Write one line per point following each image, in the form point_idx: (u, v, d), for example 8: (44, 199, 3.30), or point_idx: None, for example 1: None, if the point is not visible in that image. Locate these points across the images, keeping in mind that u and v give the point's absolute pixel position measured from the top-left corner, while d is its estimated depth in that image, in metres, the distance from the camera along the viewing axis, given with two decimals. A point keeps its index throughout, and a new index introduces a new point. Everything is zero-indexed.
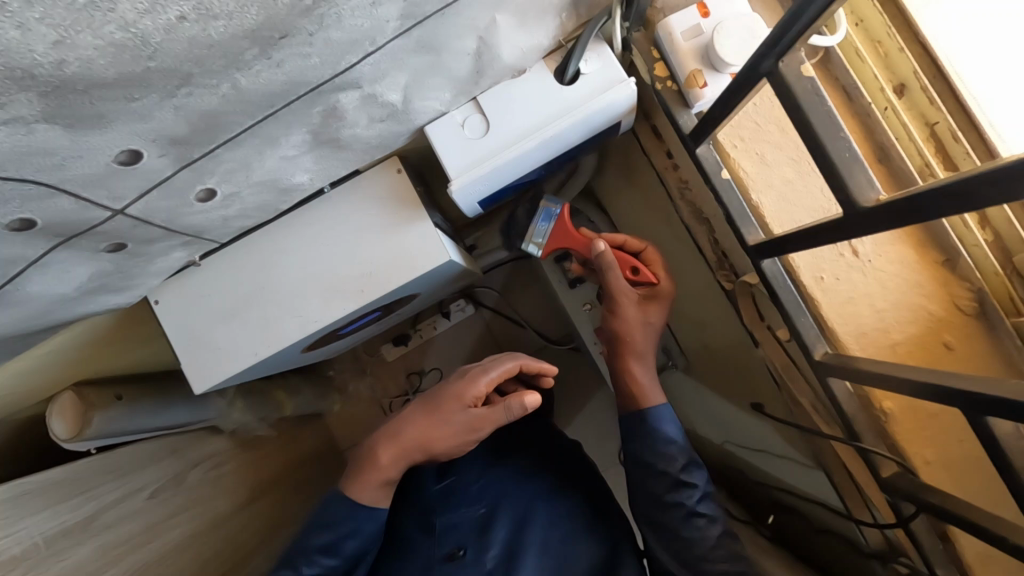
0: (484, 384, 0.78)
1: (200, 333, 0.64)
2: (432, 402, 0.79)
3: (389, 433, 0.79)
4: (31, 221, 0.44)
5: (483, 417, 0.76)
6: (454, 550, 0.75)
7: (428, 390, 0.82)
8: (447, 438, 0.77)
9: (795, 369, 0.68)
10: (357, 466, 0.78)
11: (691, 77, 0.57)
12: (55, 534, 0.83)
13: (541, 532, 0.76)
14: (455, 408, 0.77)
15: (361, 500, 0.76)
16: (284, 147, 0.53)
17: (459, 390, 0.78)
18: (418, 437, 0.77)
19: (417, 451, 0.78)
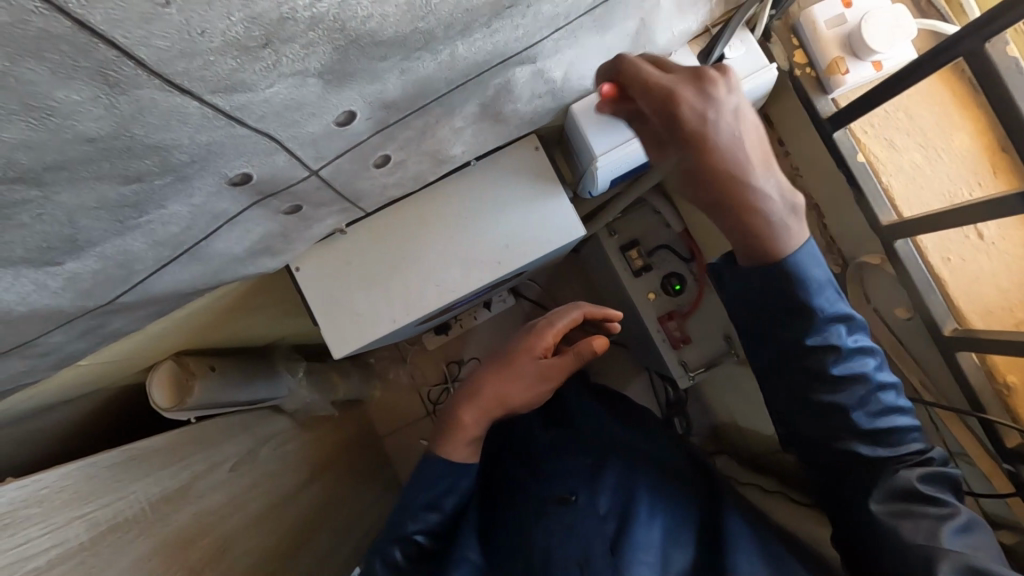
0: (552, 334, 0.79)
1: (341, 299, 0.67)
2: (503, 358, 0.79)
3: (466, 395, 0.78)
4: (248, 176, 0.46)
5: (557, 365, 0.76)
6: (566, 495, 0.78)
7: (496, 350, 0.83)
8: (524, 389, 0.77)
9: (905, 352, 0.71)
10: (441, 428, 0.79)
11: (833, 64, 0.61)
12: (160, 499, 0.85)
13: (651, 487, 0.78)
14: (527, 359, 0.77)
15: (454, 458, 0.77)
16: (457, 118, 0.56)
17: (529, 342, 0.78)
18: (496, 392, 0.77)
19: (496, 407, 0.77)
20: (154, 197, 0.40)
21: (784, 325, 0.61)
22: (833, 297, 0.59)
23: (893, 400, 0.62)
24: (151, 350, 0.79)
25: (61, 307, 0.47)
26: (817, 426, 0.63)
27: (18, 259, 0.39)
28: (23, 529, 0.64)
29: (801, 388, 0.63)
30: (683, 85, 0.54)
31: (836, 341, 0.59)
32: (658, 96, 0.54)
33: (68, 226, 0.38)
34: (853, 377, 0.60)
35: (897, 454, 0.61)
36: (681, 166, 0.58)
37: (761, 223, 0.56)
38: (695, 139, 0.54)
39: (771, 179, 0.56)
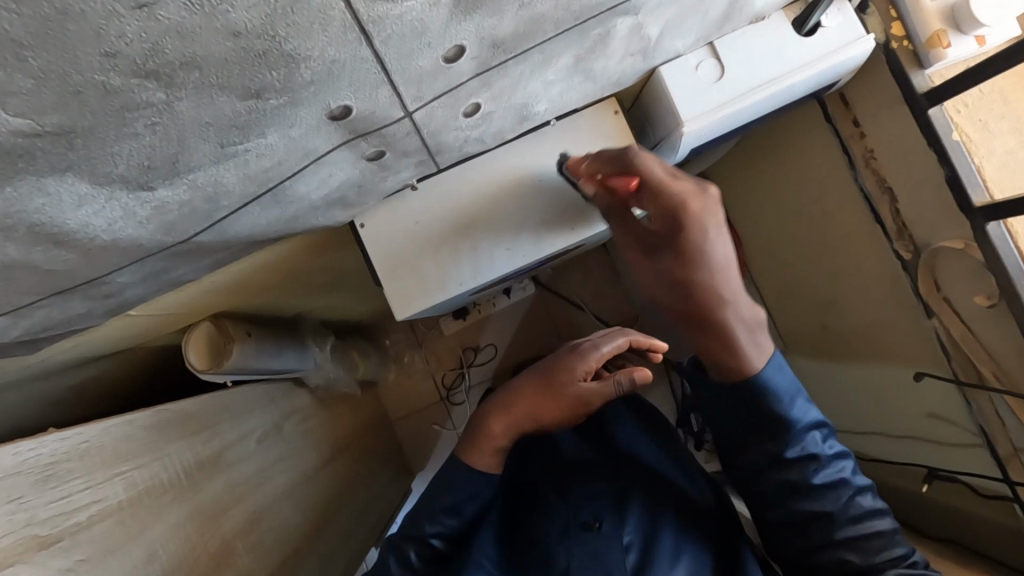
0: (596, 359, 0.74)
1: (407, 260, 0.64)
2: (541, 374, 0.76)
3: (499, 405, 0.76)
4: (349, 110, 0.43)
5: (596, 391, 0.73)
6: (590, 520, 0.74)
7: (537, 360, 0.79)
8: (558, 410, 0.75)
9: (972, 337, 0.69)
10: (469, 432, 0.77)
11: (934, 37, 0.59)
12: (194, 466, 0.82)
13: (676, 522, 0.75)
14: (567, 381, 0.74)
15: (477, 467, 0.75)
16: (550, 71, 0.53)
17: (570, 362, 0.74)
18: (529, 409, 0.75)
19: (527, 423, 0.76)
20: (262, 120, 0.38)
21: (758, 437, 0.63)
22: (804, 407, 0.62)
23: (872, 503, 0.62)
24: (198, 307, 0.76)
25: (141, 241, 0.44)
26: (803, 536, 0.63)
27: (115, 177, 0.36)
28: (66, 482, 0.61)
29: (778, 498, 0.63)
30: (697, 199, 0.55)
31: (812, 450, 0.61)
32: (663, 202, 0.55)
33: (176, 144, 0.36)
34: (835, 483, 0.61)
35: (888, 559, 0.60)
36: (662, 278, 0.58)
37: (726, 343, 0.58)
38: (683, 255, 0.55)
39: (746, 303, 0.58)
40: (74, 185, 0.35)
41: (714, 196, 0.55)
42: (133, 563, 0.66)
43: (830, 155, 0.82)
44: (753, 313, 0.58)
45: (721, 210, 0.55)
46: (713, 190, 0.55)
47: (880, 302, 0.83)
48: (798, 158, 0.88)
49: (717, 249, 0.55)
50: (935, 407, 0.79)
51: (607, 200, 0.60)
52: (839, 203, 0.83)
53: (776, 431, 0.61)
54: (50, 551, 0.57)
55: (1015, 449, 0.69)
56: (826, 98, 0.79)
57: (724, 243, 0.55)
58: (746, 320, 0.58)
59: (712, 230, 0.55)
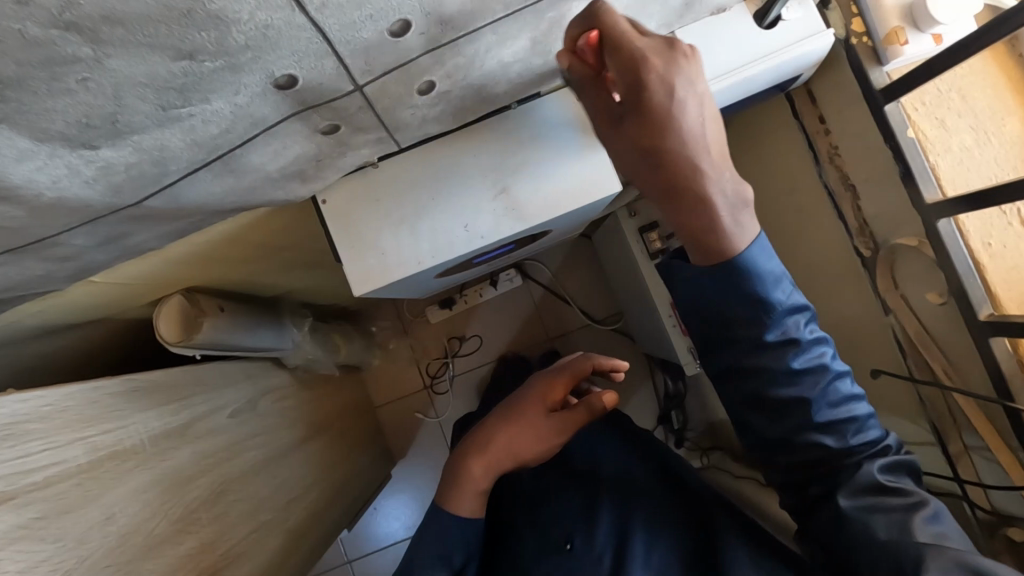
0: (561, 387, 0.78)
1: (368, 237, 0.65)
2: (513, 410, 0.78)
3: (475, 446, 0.77)
4: (294, 79, 0.44)
5: (569, 417, 0.76)
6: (563, 542, 0.81)
7: (506, 397, 0.82)
8: (539, 444, 0.76)
9: (926, 334, 0.69)
10: (448, 479, 0.78)
11: (891, 34, 0.60)
12: (160, 435, 0.83)
13: (643, 524, 0.80)
14: (538, 412, 0.77)
15: (462, 512, 0.75)
16: (506, 51, 0.54)
17: (540, 394, 0.78)
18: (507, 445, 0.76)
19: (507, 461, 0.77)
20: (201, 83, 0.39)
21: (741, 324, 0.59)
22: (787, 292, 0.58)
23: (850, 389, 0.62)
24: (167, 279, 0.78)
25: (91, 201, 0.46)
26: (774, 425, 0.62)
27: (54, 133, 0.37)
28: (24, 442, 0.63)
29: (759, 390, 0.61)
30: (659, 58, 0.49)
31: (795, 335, 0.59)
32: (625, 59, 0.48)
33: (114, 103, 0.37)
34: (814, 368, 0.59)
35: (861, 442, 0.61)
36: (632, 147, 0.52)
37: (712, 212, 0.53)
38: (649, 115, 0.50)
39: (727, 173, 0.52)
40: (12, 139, 0.36)
41: (689, 51, 0.50)
42: (90, 524, 0.67)
43: (798, 151, 0.82)
44: (739, 184, 0.53)
45: (691, 65, 0.49)
46: (682, 48, 0.49)
47: (844, 300, 0.83)
48: (768, 154, 0.89)
49: (684, 102, 0.49)
50: (896, 406, 0.80)
51: (584, 74, 0.52)
52: (806, 200, 0.84)
53: (757, 314, 0.58)
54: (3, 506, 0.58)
55: (966, 447, 0.70)
56: (793, 93, 0.80)
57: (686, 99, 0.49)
58: (725, 180, 0.52)
59: (678, 81, 0.49)
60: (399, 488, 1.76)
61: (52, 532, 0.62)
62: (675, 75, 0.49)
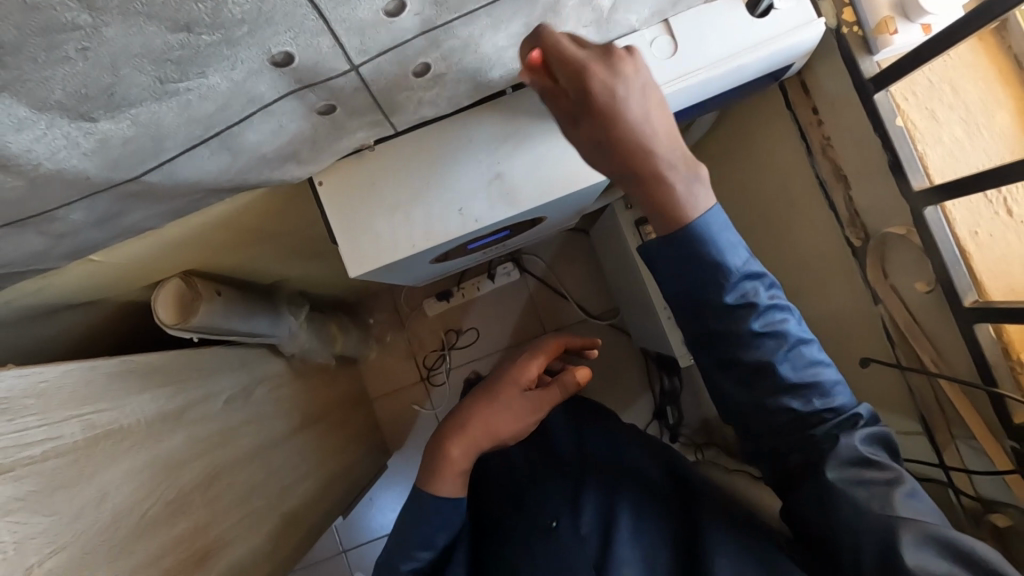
0: (534, 368, 0.83)
1: (363, 220, 0.66)
2: (490, 390, 0.81)
3: (453, 427, 0.78)
4: (291, 57, 0.45)
5: (546, 394, 0.80)
6: (550, 521, 0.79)
7: (479, 381, 0.84)
8: (518, 420, 0.79)
9: (916, 326, 0.70)
10: (427, 462, 0.77)
11: (882, 23, 0.61)
12: (155, 417, 0.84)
13: (632, 505, 0.78)
14: (515, 391, 0.80)
15: (443, 492, 0.75)
16: (500, 36, 0.55)
17: (515, 375, 0.82)
18: (486, 425, 0.77)
19: (488, 440, 0.78)
20: (198, 57, 0.40)
21: (702, 290, 0.60)
22: (743, 257, 0.60)
23: (815, 354, 0.64)
24: (165, 261, 0.79)
25: (89, 175, 0.46)
26: (746, 390, 0.65)
27: (53, 103, 0.38)
28: (21, 418, 0.63)
29: (724, 352, 0.63)
30: (600, 64, 0.50)
31: (754, 299, 0.60)
32: (570, 72, 0.49)
33: (111, 73, 0.37)
34: (774, 333, 0.61)
35: (828, 407, 0.64)
36: (590, 147, 0.53)
37: (666, 187, 0.54)
38: (600, 119, 0.50)
39: (678, 150, 0.54)
40: (12, 107, 0.37)
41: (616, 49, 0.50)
42: (84, 501, 0.68)
43: (791, 143, 0.83)
44: (690, 159, 0.54)
45: (627, 64, 0.50)
46: (619, 51, 0.50)
47: (836, 291, 0.84)
48: (761, 146, 0.90)
49: (630, 97, 0.50)
50: (890, 394, 0.80)
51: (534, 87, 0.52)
52: (799, 191, 0.85)
53: (720, 277, 0.59)
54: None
55: (953, 436, 0.71)
56: (786, 83, 0.80)
57: (632, 95, 0.50)
58: (677, 160, 0.54)
59: (618, 80, 0.50)
60: (393, 480, 1.77)
61: (47, 506, 0.63)
62: (615, 76, 0.50)
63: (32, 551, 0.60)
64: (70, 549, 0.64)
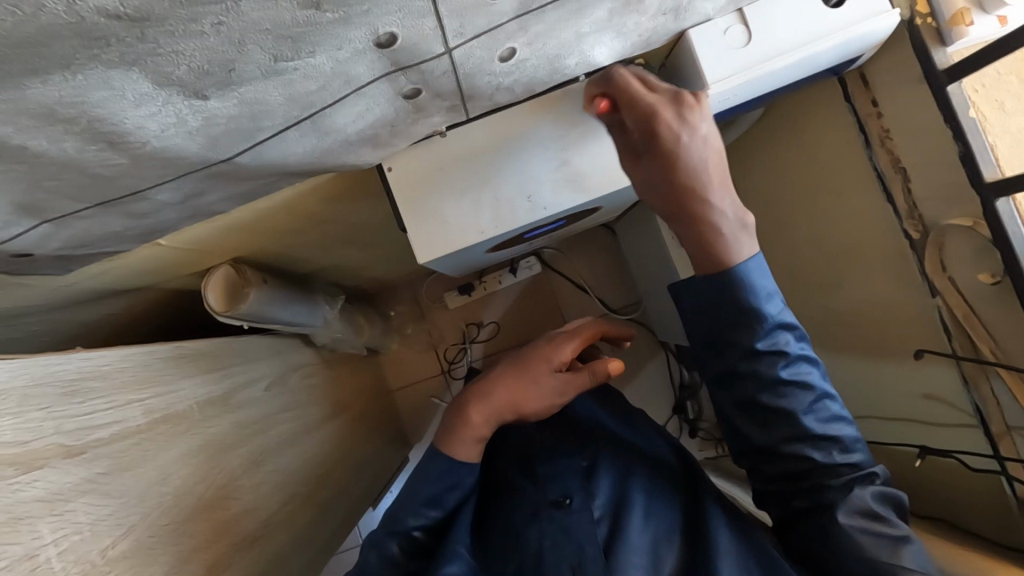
0: (570, 349, 0.77)
1: (431, 206, 0.66)
2: (521, 363, 0.78)
3: (477, 393, 0.77)
4: (394, 38, 0.45)
5: (575, 379, 0.74)
6: (560, 498, 0.75)
7: (516, 352, 0.82)
8: (541, 399, 0.75)
9: (974, 316, 0.71)
10: (449, 422, 0.78)
11: (957, 14, 0.61)
12: (206, 401, 0.84)
13: (645, 487, 0.75)
14: (544, 369, 0.76)
15: (457, 455, 0.76)
16: (585, 22, 0.55)
17: (549, 353, 0.77)
18: (509, 398, 0.76)
19: (508, 414, 0.76)
20: (315, 35, 0.39)
21: (733, 329, 0.63)
22: (779, 306, 0.62)
23: (838, 410, 0.64)
24: (220, 246, 0.78)
25: (187, 152, 0.46)
26: (765, 432, 0.65)
27: (174, 79, 0.38)
28: (89, 400, 0.63)
29: (748, 395, 0.64)
30: (669, 107, 0.58)
31: (785, 350, 0.62)
32: (641, 111, 0.58)
33: (235, 48, 0.37)
34: (801, 382, 0.63)
35: (846, 462, 0.63)
36: (647, 178, 0.60)
37: (714, 231, 0.60)
38: (661, 154, 0.58)
39: (728, 197, 0.60)
40: (136, 82, 0.37)
41: (695, 98, 0.58)
42: (149, 483, 0.68)
43: (846, 135, 0.83)
44: (739, 207, 0.60)
45: (698, 115, 0.58)
46: (691, 97, 0.58)
47: (883, 284, 0.84)
48: (813, 140, 0.90)
49: (690, 142, 0.58)
50: (935, 387, 0.79)
51: (608, 122, 0.62)
52: (851, 183, 0.84)
53: (753, 324, 0.62)
54: (74, 460, 0.59)
55: (1009, 427, 0.70)
56: (845, 76, 0.81)
57: (695, 142, 0.58)
58: (728, 207, 0.60)
59: (683, 127, 0.58)
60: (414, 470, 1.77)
61: (117, 488, 0.63)
62: (681, 122, 0.58)
63: (105, 532, 0.60)
64: (137, 531, 0.64)
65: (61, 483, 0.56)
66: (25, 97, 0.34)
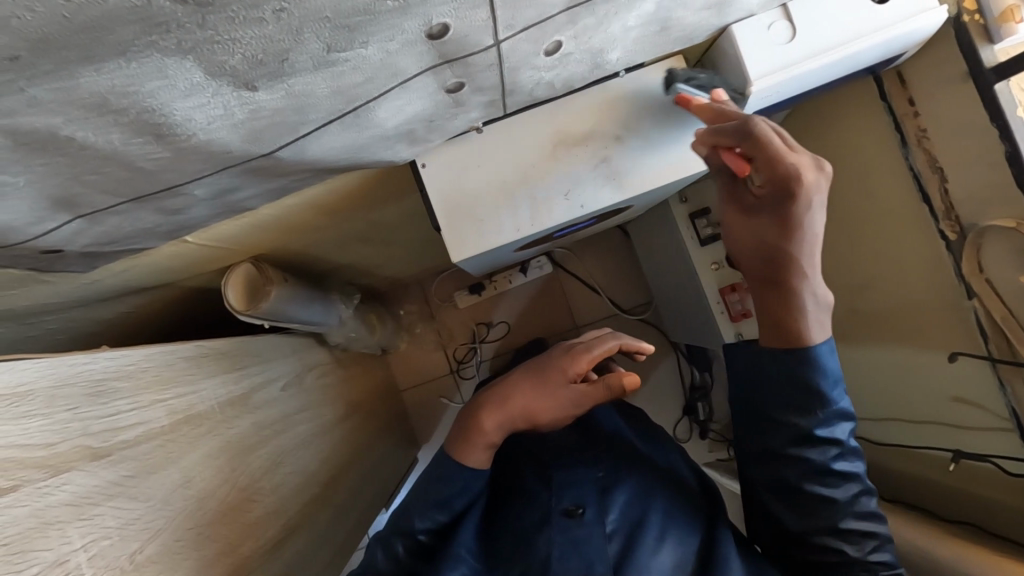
0: (587, 360, 0.70)
1: (466, 203, 0.64)
2: (535, 370, 0.72)
3: (491, 399, 0.72)
4: (446, 29, 0.43)
5: (588, 393, 0.68)
6: (573, 507, 0.70)
7: (532, 359, 0.76)
8: (552, 410, 0.70)
9: (1012, 318, 0.68)
10: (461, 426, 0.74)
11: (1007, 12, 0.61)
12: (226, 402, 0.82)
13: (665, 505, 0.71)
14: (558, 379, 0.70)
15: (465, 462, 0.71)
16: (632, 17, 0.53)
17: (565, 362, 0.71)
18: (522, 407, 0.71)
19: (519, 422, 0.71)
20: (372, 24, 0.38)
21: (787, 413, 0.60)
22: (840, 395, 0.59)
23: (873, 506, 0.61)
24: (244, 243, 0.77)
25: (228, 146, 0.45)
26: (799, 517, 0.61)
27: (227, 68, 0.36)
28: (114, 400, 0.62)
29: (791, 478, 0.61)
30: (811, 171, 0.52)
31: (838, 438, 0.59)
32: (777, 175, 0.52)
33: (293, 37, 0.36)
34: (848, 474, 0.60)
35: (879, 560, 0.59)
36: (756, 230, 0.57)
37: (795, 307, 0.57)
38: (783, 215, 0.54)
39: (817, 278, 0.57)
40: (188, 72, 0.35)
41: (830, 174, 0.53)
42: (173, 486, 0.66)
43: (881, 134, 0.82)
44: (824, 289, 0.57)
45: (829, 189, 0.53)
46: (830, 170, 0.53)
47: (915, 284, 0.83)
48: (843, 139, 0.89)
49: (816, 216, 0.53)
50: (967, 390, 0.78)
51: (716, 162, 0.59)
52: (883, 183, 0.83)
53: (809, 408, 0.59)
54: (100, 463, 0.57)
55: None
56: (881, 75, 0.80)
57: (821, 214, 0.54)
58: (818, 291, 0.57)
59: (812, 201, 0.53)
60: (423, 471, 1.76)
61: (143, 492, 0.61)
62: (818, 194, 0.53)
63: (132, 537, 0.58)
64: (162, 536, 0.62)
65: (89, 487, 0.55)
66: (76, 85, 0.33)
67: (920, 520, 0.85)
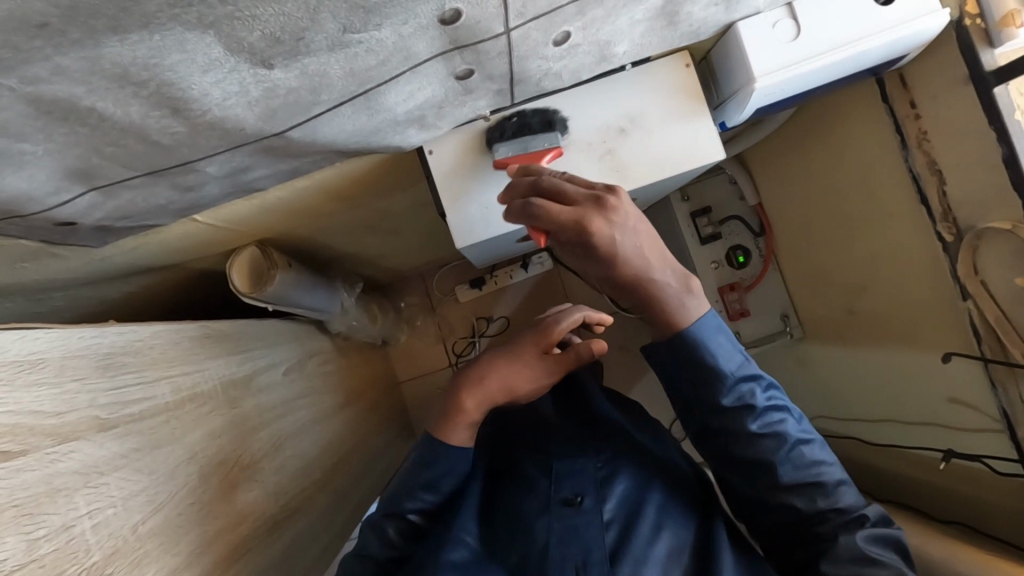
0: (555, 331, 0.73)
1: (472, 190, 0.66)
2: (508, 347, 0.74)
3: (467, 379, 0.72)
4: (459, 14, 0.44)
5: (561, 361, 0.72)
6: (572, 496, 0.71)
7: (498, 336, 0.78)
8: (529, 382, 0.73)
9: (1006, 319, 0.70)
10: (438, 408, 0.73)
11: (1007, 17, 0.62)
12: (229, 383, 0.83)
13: (663, 495, 0.72)
14: (532, 352, 0.73)
15: (450, 442, 0.72)
16: (639, 11, 0.54)
17: (536, 336, 0.73)
18: (497, 382, 0.72)
19: (498, 398, 0.73)
20: (385, 7, 0.39)
21: (698, 392, 0.65)
22: (738, 362, 0.64)
23: (817, 454, 0.65)
24: (255, 226, 0.78)
25: (243, 124, 0.46)
26: (749, 483, 0.66)
27: (246, 46, 0.38)
28: (121, 374, 0.63)
29: (724, 449, 0.66)
30: (597, 214, 0.53)
31: (750, 402, 0.64)
32: (574, 228, 0.53)
33: (310, 16, 0.37)
34: (772, 433, 0.64)
35: (832, 507, 0.64)
36: (599, 274, 0.58)
37: (668, 305, 0.61)
38: (607, 259, 0.55)
39: (670, 269, 0.59)
40: (209, 48, 0.37)
41: (615, 200, 0.54)
42: (177, 461, 0.67)
43: (882, 134, 0.83)
44: (682, 271, 0.59)
45: (625, 211, 0.54)
46: (613, 199, 0.54)
47: (912, 285, 0.84)
48: (844, 139, 0.91)
49: (628, 244, 0.55)
50: (964, 393, 0.79)
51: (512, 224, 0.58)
52: (881, 184, 0.85)
53: (715, 382, 0.63)
54: (108, 433, 0.58)
55: None
56: (884, 76, 0.80)
57: (637, 234, 0.55)
58: (678, 285, 0.60)
59: (615, 229, 0.54)
60: None
61: (148, 464, 0.63)
62: (614, 226, 0.54)
63: (137, 508, 0.59)
64: (165, 508, 0.63)
65: (97, 457, 0.56)
66: (102, 56, 0.34)
67: (909, 518, 0.86)
